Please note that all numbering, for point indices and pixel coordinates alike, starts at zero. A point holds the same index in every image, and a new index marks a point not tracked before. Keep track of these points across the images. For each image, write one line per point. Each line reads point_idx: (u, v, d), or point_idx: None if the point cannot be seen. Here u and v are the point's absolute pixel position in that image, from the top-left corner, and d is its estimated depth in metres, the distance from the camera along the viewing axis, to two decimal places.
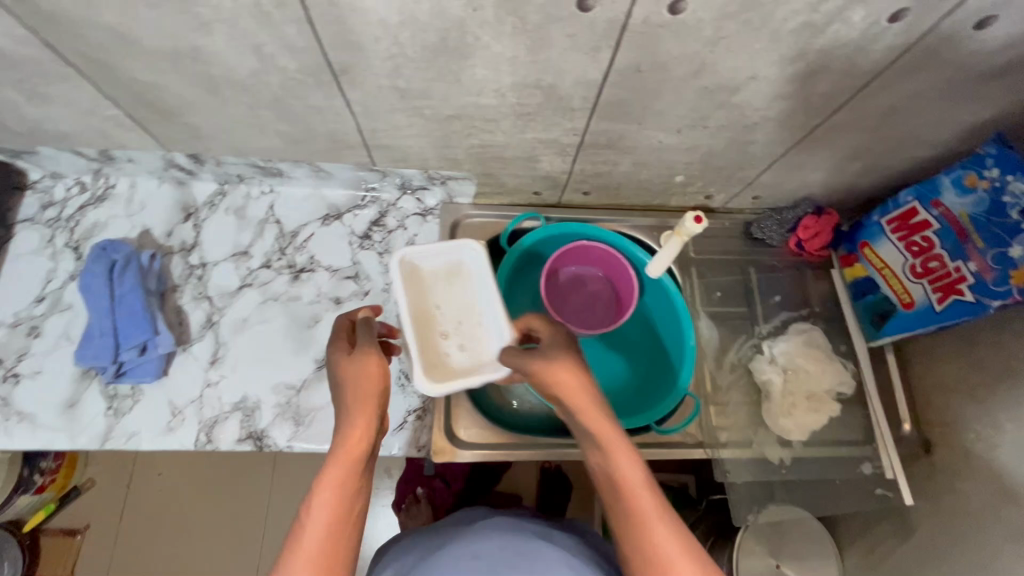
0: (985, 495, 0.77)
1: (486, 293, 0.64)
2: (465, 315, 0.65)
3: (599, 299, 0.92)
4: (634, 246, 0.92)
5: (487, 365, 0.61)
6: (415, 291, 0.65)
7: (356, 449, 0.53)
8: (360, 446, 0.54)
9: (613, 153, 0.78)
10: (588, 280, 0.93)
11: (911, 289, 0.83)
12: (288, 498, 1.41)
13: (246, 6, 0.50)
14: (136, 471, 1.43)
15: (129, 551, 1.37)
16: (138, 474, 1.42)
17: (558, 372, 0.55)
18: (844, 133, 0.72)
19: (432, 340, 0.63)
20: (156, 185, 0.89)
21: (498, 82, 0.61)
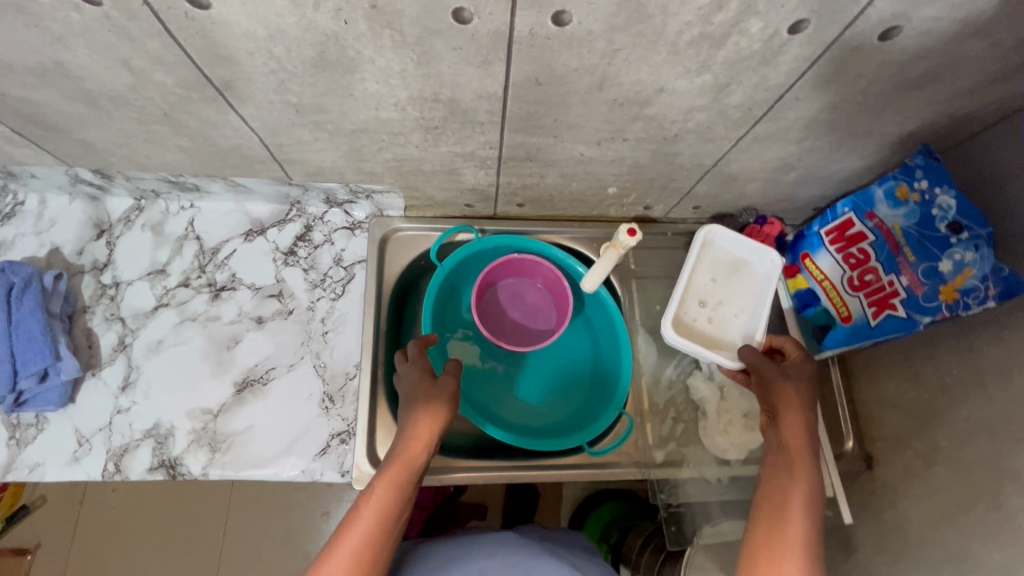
0: (922, 516, 0.74)
1: (759, 291, 0.77)
2: (726, 299, 0.78)
3: (538, 313, 0.92)
4: (571, 259, 0.90)
5: (724, 341, 0.76)
6: (695, 267, 0.79)
7: (415, 457, 0.65)
8: (418, 457, 0.66)
9: (536, 166, 0.75)
10: (528, 294, 0.92)
11: (848, 303, 0.81)
12: (243, 515, 1.38)
13: (97, 20, 0.46)
14: (89, 489, 1.39)
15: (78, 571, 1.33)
16: (91, 492, 1.38)
17: (790, 393, 0.66)
18: (770, 144, 0.69)
19: (689, 305, 0.78)
20: (68, 201, 0.85)
21: (394, 97, 0.58)
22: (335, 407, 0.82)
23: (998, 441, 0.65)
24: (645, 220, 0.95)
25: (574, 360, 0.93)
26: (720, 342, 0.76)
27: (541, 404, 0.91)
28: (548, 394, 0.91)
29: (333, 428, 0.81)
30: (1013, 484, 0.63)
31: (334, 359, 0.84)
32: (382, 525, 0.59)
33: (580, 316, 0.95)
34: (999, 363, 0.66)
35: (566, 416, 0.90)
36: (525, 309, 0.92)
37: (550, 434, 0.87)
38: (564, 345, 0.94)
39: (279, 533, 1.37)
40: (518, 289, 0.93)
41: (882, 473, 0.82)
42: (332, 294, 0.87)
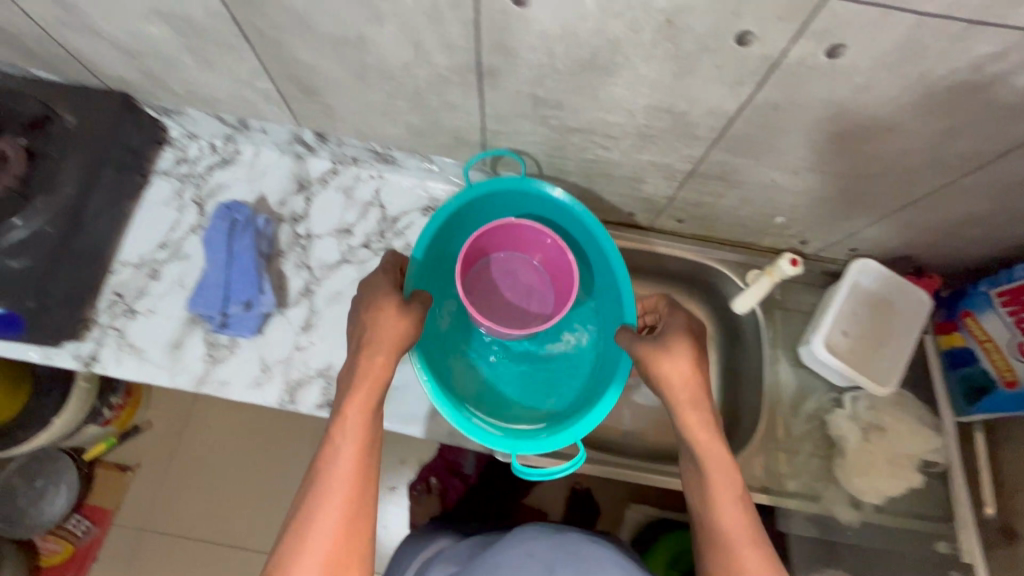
0: None
1: (903, 330, 0.86)
2: (870, 332, 0.86)
3: (533, 294, 0.83)
4: (591, 215, 0.77)
5: (865, 372, 0.84)
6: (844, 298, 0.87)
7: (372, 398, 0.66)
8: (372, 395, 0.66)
9: (721, 185, 0.78)
10: (523, 265, 0.83)
11: (1015, 367, 0.79)
12: None
13: (424, 5, 0.54)
14: (190, 420, 1.50)
15: (173, 494, 1.44)
16: (191, 424, 1.50)
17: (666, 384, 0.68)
18: (969, 197, 0.70)
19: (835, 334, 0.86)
20: (278, 157, 0.95)
21: (632, 103, 0.63)
22: None
23: None
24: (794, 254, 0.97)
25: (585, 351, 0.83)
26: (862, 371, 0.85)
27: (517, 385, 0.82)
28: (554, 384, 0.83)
29: None
30: None
31: None
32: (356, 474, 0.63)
33: (589, 298, 0.86)
34: None
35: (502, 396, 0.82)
36: (508, 279, 0.83)
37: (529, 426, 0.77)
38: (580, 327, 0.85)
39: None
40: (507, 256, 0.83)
41: None
42: None
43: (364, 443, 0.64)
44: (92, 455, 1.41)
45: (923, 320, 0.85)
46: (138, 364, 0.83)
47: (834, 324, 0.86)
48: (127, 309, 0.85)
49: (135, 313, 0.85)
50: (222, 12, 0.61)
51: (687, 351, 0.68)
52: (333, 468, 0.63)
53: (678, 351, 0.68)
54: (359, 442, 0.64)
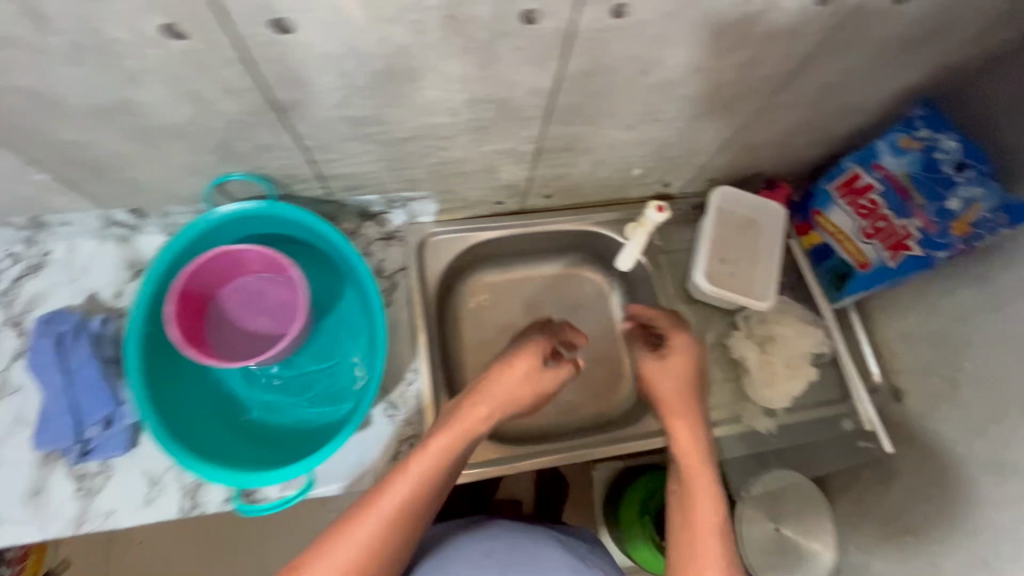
0: (956, 432, 0.81)
1: (771, 244, 0.92)
2: (744, 253, 0.92)
3: (265, 312, 0.75)
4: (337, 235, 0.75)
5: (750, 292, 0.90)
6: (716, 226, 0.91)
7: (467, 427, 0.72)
8: (471, 426, 0.73)
9: (570, 155, 0.78)
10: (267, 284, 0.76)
11: (864, 250, 0.87)
12: None
13: (178, 53, 0.47)
14: None
15: None
16: None
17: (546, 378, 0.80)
18: (787, 111, 0.75)
19: (716, 264, 0.91)
20: (99, 245, 0.83)
21: (450, 101, 0.60)
22: (402, 413, 0.84)
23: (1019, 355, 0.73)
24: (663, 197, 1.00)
25: (351, 346, 0.76)
26: (746, 292, 0.90)
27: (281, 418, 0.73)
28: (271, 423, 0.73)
29: (401, 433, 0.83)
30: None
31: (392, 367, 0.86)
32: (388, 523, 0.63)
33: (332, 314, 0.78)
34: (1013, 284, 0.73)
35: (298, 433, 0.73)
36: (257, 304, 0.75)
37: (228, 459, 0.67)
38: (345, 326, 0.77)
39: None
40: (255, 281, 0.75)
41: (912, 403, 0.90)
42: None
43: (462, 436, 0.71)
44: None
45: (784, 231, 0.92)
46: None
47: (710, 253, 0.91)
48: None
49: None
50: None
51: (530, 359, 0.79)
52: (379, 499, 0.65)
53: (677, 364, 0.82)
54: (457, 443, 0.71)
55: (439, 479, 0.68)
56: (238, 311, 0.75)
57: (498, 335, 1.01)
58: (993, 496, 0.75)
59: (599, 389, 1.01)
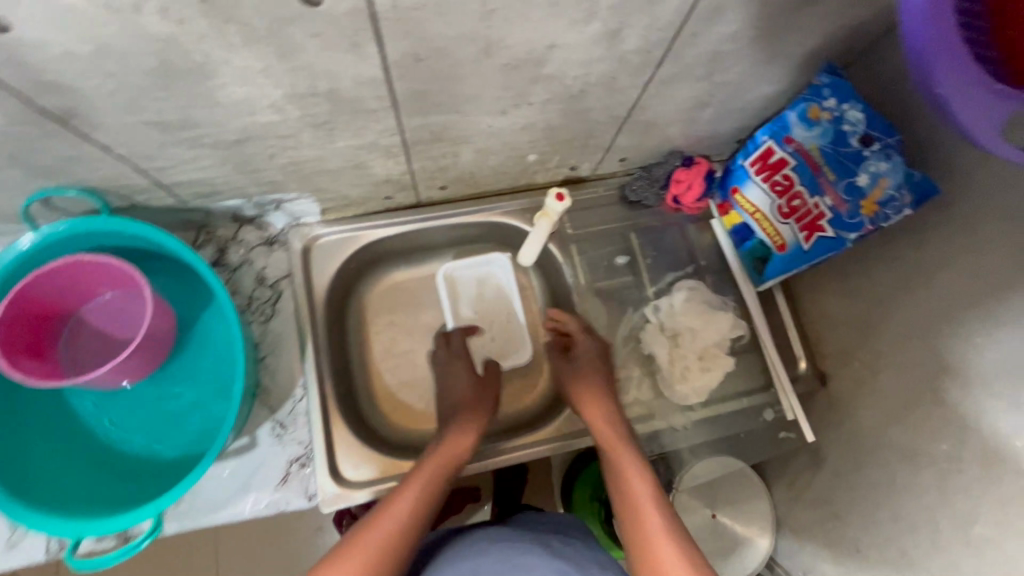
0: (875, 419, 0.77)
1: (511, 300, 0.95)
2: (497, 314, 0.95)
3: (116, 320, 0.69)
4: (194, 255, 0.66)
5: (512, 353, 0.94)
6: (454, 295, 0.94)
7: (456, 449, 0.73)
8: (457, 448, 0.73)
9: (446, 145, 0.70)
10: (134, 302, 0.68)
11: (781, 231, 0.80)
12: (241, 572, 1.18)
13: None
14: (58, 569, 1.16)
15: None
16: None
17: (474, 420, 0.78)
18: (678, 84, 0.67)
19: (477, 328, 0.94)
20: None
21: (267, 97, 0.53)
22: (289, 432, 0.78)
23: (932, 340, 0.68)
24: (574, 180, 0.92)
25: (216, 371, 0.72)
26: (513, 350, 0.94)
27: (144, 449, 0.69)
28: (139, 456, 0.69)
29: (291, 453, 0.78)
30: (956, 381, 0.65)
31: (277, 382, 0.80)
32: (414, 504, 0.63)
33: (198, 339, 0.72)
34: (924, 264, 0.68)
35: (164, 464, 0.69)
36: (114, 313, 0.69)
37: (84, 506, 0.63)
38: (211, 346, 0.72)
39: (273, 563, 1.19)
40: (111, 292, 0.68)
41: (837, 389, 0.85)
42: (262, 317, 0.82)
43: (436, 472, 0.68)
44: None
45: (512, 285, 0.95)
46: None
47: (465, 334, 0.94)
48: None
49: None
50: None
51: (474, 422, 0.78)
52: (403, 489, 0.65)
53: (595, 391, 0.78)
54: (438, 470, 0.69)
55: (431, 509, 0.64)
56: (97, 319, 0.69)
57: (408, 337, 0.95)
58: (907, 487, 0.72)
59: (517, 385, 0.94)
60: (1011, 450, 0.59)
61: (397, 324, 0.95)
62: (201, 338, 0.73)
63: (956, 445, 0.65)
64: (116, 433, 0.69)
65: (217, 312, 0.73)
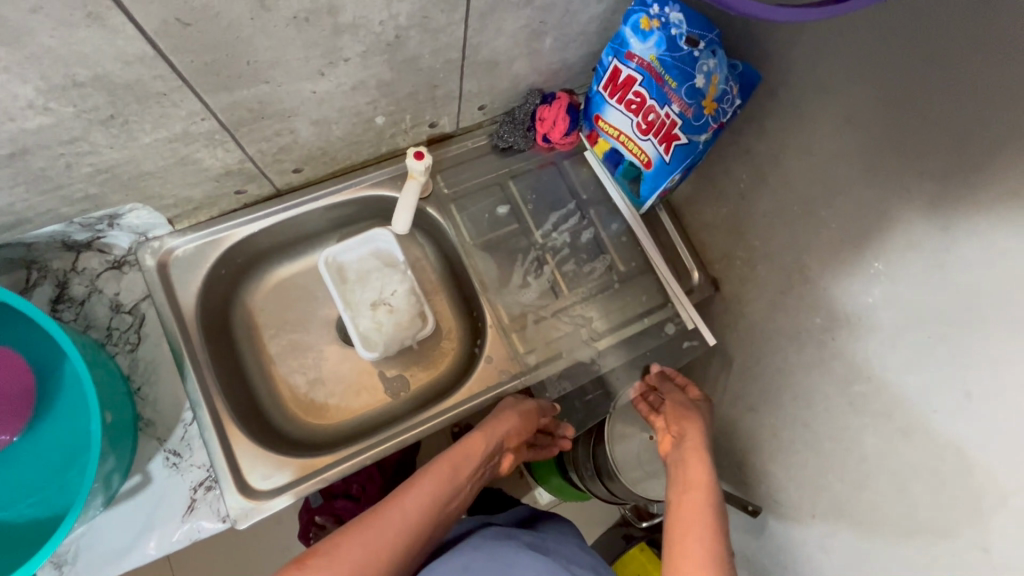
0: (762, 310, 0.81)
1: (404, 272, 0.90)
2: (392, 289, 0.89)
3: None
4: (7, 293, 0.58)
5: (412, 325, 0.88)
6: (340, 284, 0.88)
7: (470, 459, 0.73)
8: (473, 458, 0.74)
9: (275, 121, 0.65)
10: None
11: (644, 148, 0.81)
12: None
13: None
14: None
15: None
16: None
17: (496, 424, 0.78)
18: (501, 15, 0.65)
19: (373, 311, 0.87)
20: None
21: (20, 98, 0.46)
22: (185, 459, 0.73)
23: (789, 224, 0.71)
24: (440, 138, 0.89)
25: (73, 411, 0.65)
26: (413, 321, 0.88)
27: (6, 515, 0.62)
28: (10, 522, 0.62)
29: (193, 479, 0.73)
30: (815, 255, 0.69)
31: (160, 410, 0.75)
32: (419, 515, 0.65)
33: (46, 384, 0.65)
34: (770, 153, 0.71)
35: (37, 525, 0.63)
36: None
37: None
38: (60, 388, 0.65)
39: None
40: None
41: (728, 290, 0.88)
42: (127, 346, 0.76)
43: (448, 482, 0.69)
44: None
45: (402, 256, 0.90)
46: None
47: (362, 317, 0.87)
48: None
49: None
50: None
51: (495, 428, 0.78)
52: (411, 493, 0.67)
53: (509, 417, 0.79)
54: (450, 478, 0.70)
55: (431, 516, 0.66)
56: None
57: (306, 332, 0.90)
58: (798, 365, 0.76)
59: (426, 357, 0.92)
60: (866, 307, 0.64)
61: (291, 323, 0.90)
62: (42, 383, 0.65)
63: (826, 316, 0.69)
64: None
65: (54, 351, 0.66)
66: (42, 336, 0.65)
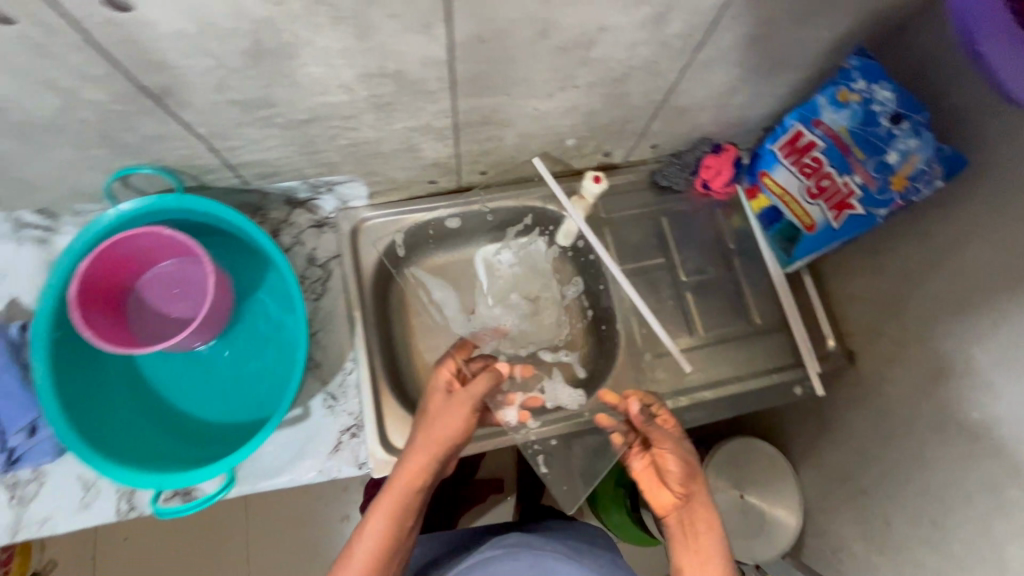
0: (901, 392, 0.80)
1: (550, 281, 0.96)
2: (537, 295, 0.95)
3: (178, 292, 0.76)
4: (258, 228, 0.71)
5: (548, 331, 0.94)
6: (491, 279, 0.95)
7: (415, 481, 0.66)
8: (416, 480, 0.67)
9: (493, 128, 0.75)
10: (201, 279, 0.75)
11: (809, 212, 0.84)
12: (274, 546, 1.22)
13: (12, 40, 0.44)
14: (100, 540, 1.20)
15: None
16: (101, 545, 1.20)
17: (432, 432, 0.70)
18: (714, 69, 0.71)
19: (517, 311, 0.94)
20: (14, 249, 0.79)
21: (340, 78, 0.57)
22: (340, 403, 0.82)
23: (959, 311, 0.71)
24: (607, 166, 0.97)
25: (276, 342, 0.77)
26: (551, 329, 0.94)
27: (210, 418, 0.74)
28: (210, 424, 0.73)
29: (342, 423, 0.82)
30: (983, 348, 0.68)
31: (329, 356, 0.84)
32: (381, 554, 0.62)
33: (259, 316, 0.78)
34: (949, 239, 0.72)
35: (232, 432, 0.73)
36: (173, 289, 0.76)
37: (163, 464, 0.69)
38: (270, 320, 0.78)
39: (301, 545, 1.22)
40: (176, 266, 0.76)
41: (864, 365, 0.87)
42: (313, 295, 0.87)
43: (401, 511, 0.65)
44: None
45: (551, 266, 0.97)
46: None
47: (506, 315, 0.93)
48: None
49: None
50: None
51: (426, 448, 0.69)
52: (368, 528, 0.63)
53: (443, 420, 0.71)
54: (404, 505, 0.65)
55: (393, 547, 0.64)
56: (154, 291, 0.75)
57: None
58: (937, 456, 0.74)
59: None
60: None
61: None
62: (257, 314, 0.77)
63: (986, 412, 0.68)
64: (191, 401, 0.74)
65: (273, 289, 0.79)
66: (264, 275, 0.79)
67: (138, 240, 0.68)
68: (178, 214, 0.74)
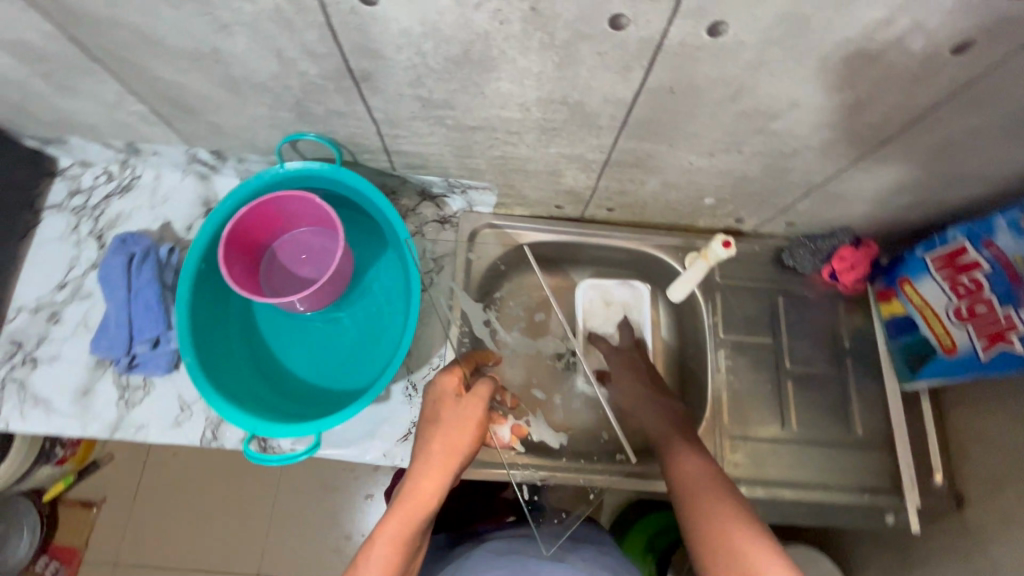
0: (1015, 559, 0.71)
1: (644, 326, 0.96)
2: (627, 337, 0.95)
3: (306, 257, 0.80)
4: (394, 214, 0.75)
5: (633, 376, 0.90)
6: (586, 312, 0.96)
7: (428, 490, 0.63)
8: (431, 488, 0.64)
9: (640, 172, 0.74)
10: (331, 251, 0.80)
11: (954, 333, 0.77)
12: (300, 505, 1.24)
13: (267, 10, 0.49)
14: (153, 453, 1.28)
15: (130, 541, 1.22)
16: (153, 457, 1.27)
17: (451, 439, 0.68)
18: (891, 165, 0.67)
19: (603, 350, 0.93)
20: (180, 178, 0.88)
21: (523, 97, 0.59)
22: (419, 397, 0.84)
23: None
24: (733, 232, 0.94)
25: (381, 322, 0.81)
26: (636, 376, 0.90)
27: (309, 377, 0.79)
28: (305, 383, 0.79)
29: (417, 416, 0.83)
30: None
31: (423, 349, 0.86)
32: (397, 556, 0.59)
33: (373, 293, 0.82)
34: None
35: (325, 396, 0.78)
36: (302, 254, 0.81)
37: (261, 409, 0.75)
38: (380, 299, 0.82)
39: (325, 514, 1.24)
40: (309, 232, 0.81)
41: (973, 515, 0.78)
42: None
43: (420, 511, 0.62)
44: (53, 493, 1.20)
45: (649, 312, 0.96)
46: (45, 416, 0.78)
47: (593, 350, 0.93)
48: (28, 358, 0.80)
49: (38, 361, 0.80)
50: (60, 33, 0.56)
51: (451, 458, 0.67)
52: (384, 529, 0.60)
53: (464, 429, 0.69)
54: (418, 508, 0.62)
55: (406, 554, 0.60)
56: (286, 252, 0.81)
57: None
58: None
59: None
60: None
61: None
62: (371, 290, 0.82)
63: None
64: (295, 358, 0.80)
65: (389, 271, 0.83)
66: (385, 256, 0.83)
67: (289, 203, 0.74)
68: (327, 185, 0.80)
